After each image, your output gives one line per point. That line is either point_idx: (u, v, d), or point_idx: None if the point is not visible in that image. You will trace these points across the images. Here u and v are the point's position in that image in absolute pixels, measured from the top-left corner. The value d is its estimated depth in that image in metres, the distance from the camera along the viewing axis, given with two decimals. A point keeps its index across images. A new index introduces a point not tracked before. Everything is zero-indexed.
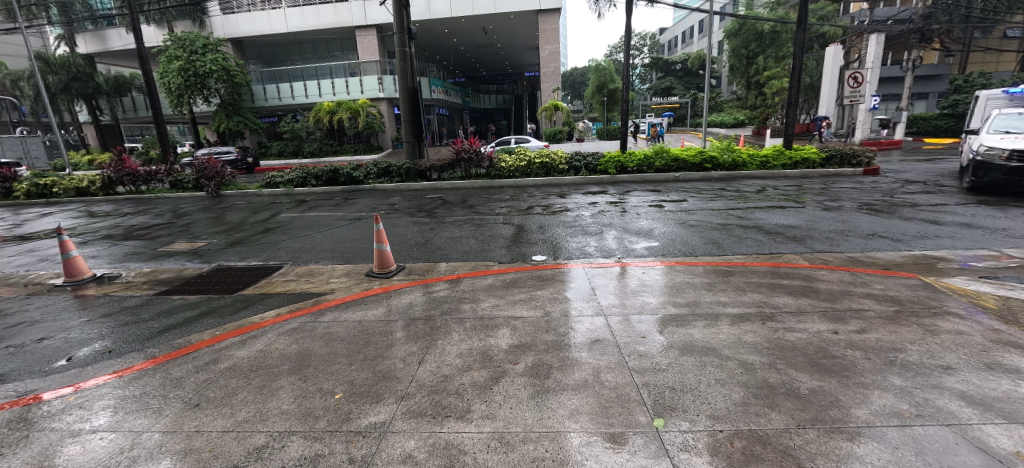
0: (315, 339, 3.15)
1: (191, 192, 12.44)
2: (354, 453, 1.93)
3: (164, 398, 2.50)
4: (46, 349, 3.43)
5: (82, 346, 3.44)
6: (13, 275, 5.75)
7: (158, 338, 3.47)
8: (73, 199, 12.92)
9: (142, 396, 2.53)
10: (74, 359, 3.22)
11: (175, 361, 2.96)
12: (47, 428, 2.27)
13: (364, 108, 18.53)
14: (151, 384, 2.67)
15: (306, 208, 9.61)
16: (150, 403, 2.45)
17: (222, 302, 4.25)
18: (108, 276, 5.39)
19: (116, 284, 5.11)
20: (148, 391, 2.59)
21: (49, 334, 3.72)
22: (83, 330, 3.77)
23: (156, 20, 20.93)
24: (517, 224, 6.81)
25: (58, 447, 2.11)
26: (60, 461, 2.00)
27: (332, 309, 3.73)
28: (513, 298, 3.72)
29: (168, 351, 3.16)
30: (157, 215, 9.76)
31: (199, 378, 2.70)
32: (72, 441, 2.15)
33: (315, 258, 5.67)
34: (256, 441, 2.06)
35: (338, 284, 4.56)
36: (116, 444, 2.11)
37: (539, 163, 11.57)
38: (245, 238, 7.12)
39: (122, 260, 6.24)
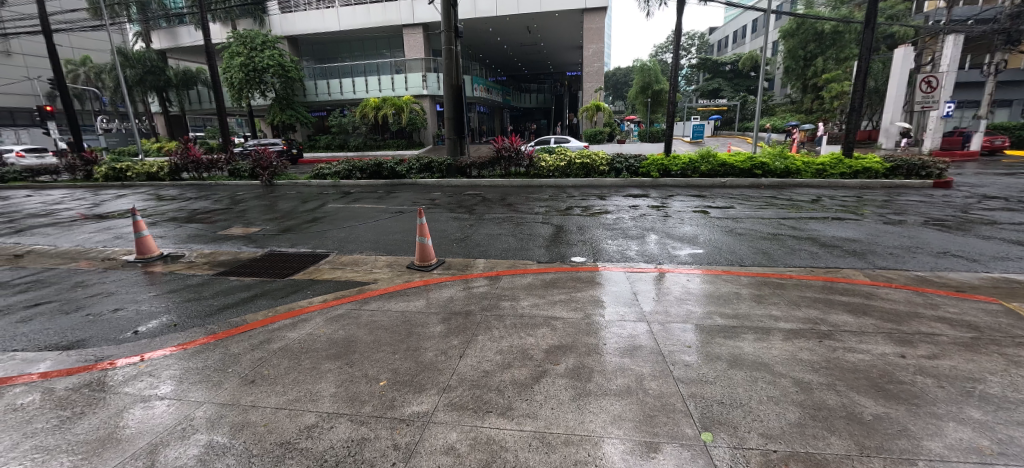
0: (365, 326, 3.28)
1: (246, 181, 13.26)
2: (399, 440, 1.99)
3: (223, 372, 2.67)
4: (120, 319, 3.75)
5: (152, 318, 3.74)
6: (92, 250, 6.30)
7: (216, 316, 3.70)
8: (144, 183, 14.09)
9: (204, 369, 2.72)
10: (143, 330, 3.51)
11: (232, 338, 3.16)
12: (120, 392, 2.49)
13: (407, 104, 19.06)
14: (212, 358, 2.86)
15: (351, 198, 10.08)
16: (212, 376, 2.63)
17: (274, 285, 4.50)
18: (172, 256, 5.83)
19: (181, 262, 5.55)
20: (209, 364, 2.78)
21: (123, 306, 4.07)
22: (152, 303, 4.10)
23: (222, 18, 22.42)
24: (556, 225, 6.77)
25: (131, 410, 2.30)
26: (132, 424, 2.18)
27: (377, 298, 3.86)
28: (553, 298, 3.70)
29: (227, 328, 3.37)
30: (215, 200, 10.50)
31: (255, 356, 2.87)
32: (142, 406, 2.34)
33: (362, 247, 5.95)
34: (307, 420, 2.16)
35: (381, 274, 4.70)
36: (182, 412, 2.27)
37: (579, 163, 11.51)
38: (293, 226, 7.49)
39: (186, 240, 6.74)
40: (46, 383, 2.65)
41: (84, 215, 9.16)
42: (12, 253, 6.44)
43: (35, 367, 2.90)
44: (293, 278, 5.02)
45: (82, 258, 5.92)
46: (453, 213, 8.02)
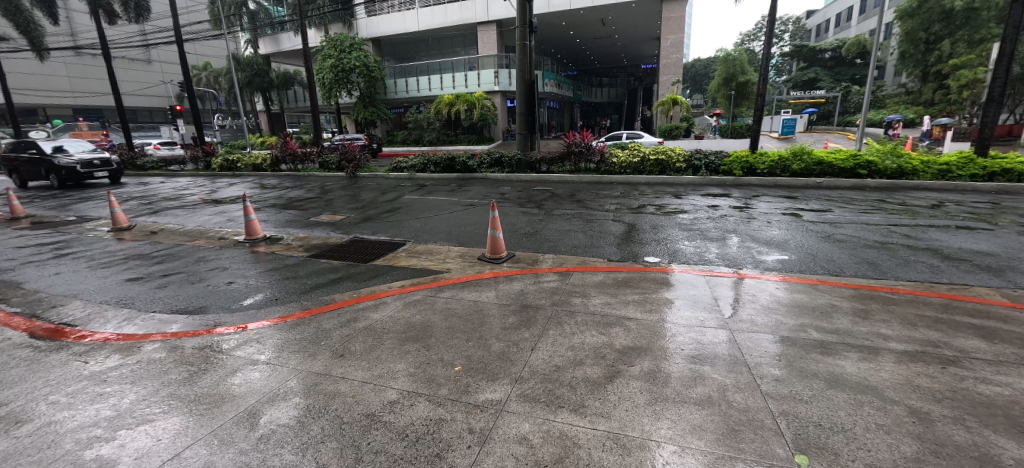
0: (440, 313, 3.43)
1: (334, 173, 14.40)
2: (473, 425, 2.08)
3: (317, 344, 2.95)
4: (232, 290, 4.29)
5: (258, 291, 4.23)
6: (211, 230, 7.25)
7: (309, 293, 4.10)
8: (251, 172, 15.86)
9: (300, 341, 3.02)
10: (251, 301, 3.98)
11: (323, 315, 3.47)
12: (233, 355, 2.84)
13: (479, 100, 19.43)
14: (307, 332, 3.16)
15: (426, 190, 10.56)
16: (308, 348, 2.91)
17: (358, 269, 4.85)
18: (273, 238, 6.52)
19: (280, 244, 6.19)
20: (305, 336, 3.08)
21: (235, 279, 4.64)
22: (257, 278, 4.63)
23: (317, 24, 24.50)
24: (627, 223, 6.56)
25: (242, 373, 2.61)
26: (245, 386, 2.48)
27: (450, 287, 4.02)
28: (626, 298, 3.60)
29: (318, 305, 3.71)
30: (308, 190, 11.55)
31: (344, 332, 3.12)
32: (251, 370, 2.65)
33: (435, 237, 6.22)
34: (389, 396, 2.33)
35: (453, 264, 4.89)
36: (284, 378, 2.55)
37: (654, 159, 11.01)
38: (373, 215, 8.02)
39: (283, 225, 7.48)
40: (179, 341, 3.12)
41: (204, 200, 10.55)
42: (150, 230, 7.59)
43: (170, 327, 3.42)
44: (374, 263, 5.39)
45: (203, 237, 6.83)
46: (523, 207, 8.09)
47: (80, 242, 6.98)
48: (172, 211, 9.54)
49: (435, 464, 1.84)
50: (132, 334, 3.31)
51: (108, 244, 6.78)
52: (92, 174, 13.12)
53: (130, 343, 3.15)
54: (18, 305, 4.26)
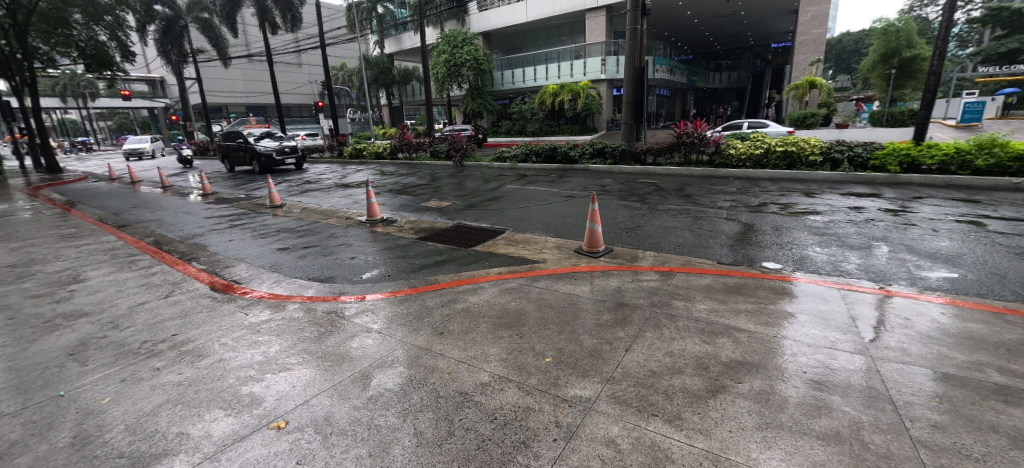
0: (535, 303, 3.48)
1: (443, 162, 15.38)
2: (562, 419, 2.08)
3: (420, 321, 3.20)
4: (355, 264, 4.86)
5: (374, 267, 4.72)
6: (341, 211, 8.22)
7: (417, 272, 4.44)
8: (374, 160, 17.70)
9: (407, 315, 3.31)
10: (369, 275, 4.47)
11: (426, 293, 3.75)
12: (352, 322, 3.23)
13: (584, 89, 19.21)
14: (413, 307, 3.45)
15: (528, 180, 10.74)
16: (413, 323, 3.18)
17: (460, 253, 5.12)
18: (390, 220, 7.20)
19: (395, 225, 6.80)
20: (412, 311, 3.37)
21: (357, 254, 5.26)
22: (374, 255, 5.16)
23: (434, 22, 26.14)
24: (744, 223, 5.92)
25: (358, 339, 2.96)
26: (360, 351, 2.81)
27: (546, 278, 4.03)
28: (737, 307, 3.26)
29: (423, 284, 4.02)
30: (420, 177, 12.52)
31: (444, 312, 3.34)
32: (365, 337, 2.99)
33: (534, 227, 6.30)
34: (481, 378, 2.45)
35: (550, 255, 4.89)
36: (391, 349, 2.82)
37: (780, 151, 9.84)
38: (476, 203, 8.39)
39: (398, 208, 8.20)
40: (312, 305, 3.63)
41: (336, 184, 11.99)
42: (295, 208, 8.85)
43: (306, 292, 4.00)
44: (475, 248, 5.65)
45: (335, 216, 7.81)
46: (625, 201, 7.78)
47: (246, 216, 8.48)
48: (313, 193, 11.10)
49: (520, 450, 1.90)
50: (279, 295, 3.95)
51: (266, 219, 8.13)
52: (284, 160, 16.26)
53: (277, 301, 3.76)
54: (204, 264, 5.34)
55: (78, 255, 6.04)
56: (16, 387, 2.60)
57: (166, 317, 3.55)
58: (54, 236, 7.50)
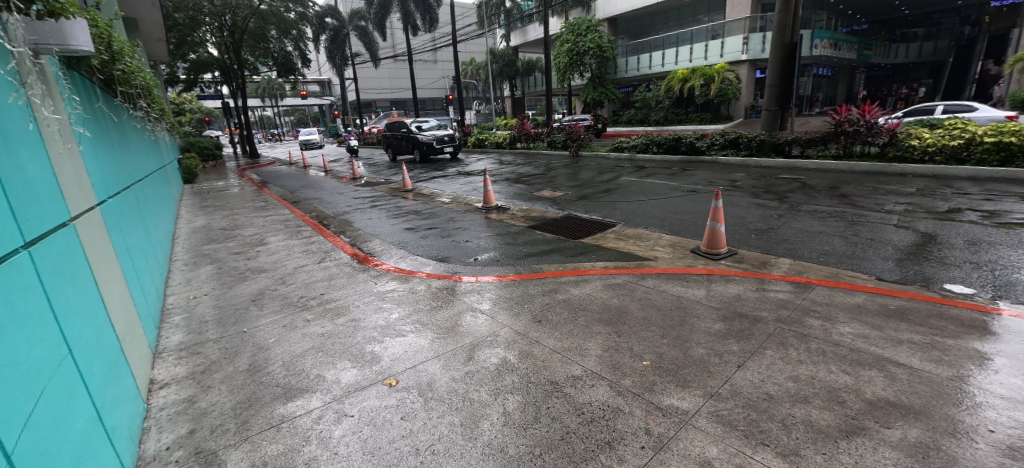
0: (641, 302, 3.69)
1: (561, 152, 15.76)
2: (652, 426, 2.31)
3: (523, 308, 3.81)
4: (467, 247, 5.82)
5: (484, 250, 5.64)
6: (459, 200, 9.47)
7: (521, 260, 5.08)
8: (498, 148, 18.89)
9: (514, 301, 3.96)
10: (478, 259, 5.39)
11: (529, 281, 4.39)
12: (464, 302, 4.08)
13: (719, 72, 17.87)
14: (518, 294, 4.10)
15: (644, 171, 10.47)
16: (522, 312, 3.74)
17: (568, 245, 5.22)
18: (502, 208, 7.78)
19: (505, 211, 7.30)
20: (522, 298, 3.95)
21: (472, 238, 6.22)
22: (484, 239, 6.09)
23: (560, 11, 26.13)
24: (923, 232, 4.85)
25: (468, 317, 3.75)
26: (467, 328, 3.57)
27: (654, 277, 4.18)
28: (899, 337, 2.88)
29: (523, 271, 4.75)
30: (537, 165, 13.04)
31: (544, 301, 3.88)
32: (473, 317, 3.77)
33: (638, 220, 6.16)
34: (571, 370, 2.88)
35: (666, 258, 4.63)
36: (496, 333, 3.44)
37: (993, 140, 7.66)
38: (588, 191, 8.46)
39: (512, 197, 8.52)
40: (446, 286, 4.50)
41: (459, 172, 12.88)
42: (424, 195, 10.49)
43: (441, 272, 4.90)
44: (583, 240, 5.81)
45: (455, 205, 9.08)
46: (754, 196, 7.07)
47: (386, 202, 10.35)
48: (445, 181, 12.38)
49: (603, 451, 2.17)
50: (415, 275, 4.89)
51: (399, 208, 9.58)
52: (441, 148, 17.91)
53: (411, 282, 4.71)
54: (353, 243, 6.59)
55: (271, 229, 7.85)
56: (223, 324, 4.03)
57: (327, 287, 4.70)
58: (250, 213, 9.90)
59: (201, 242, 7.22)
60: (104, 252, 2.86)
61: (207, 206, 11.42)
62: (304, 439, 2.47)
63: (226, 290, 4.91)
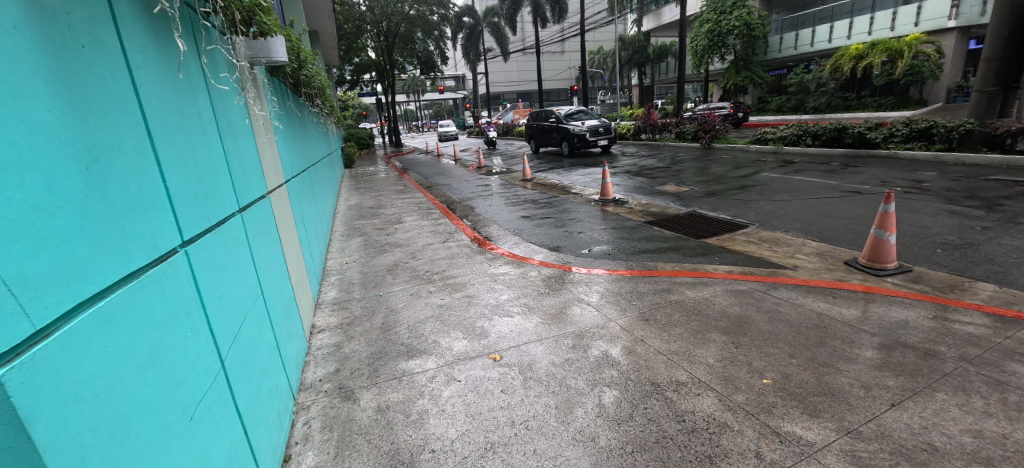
0: (749, 391, 3.96)
1: (690, 170, 15.36)
2: None
3: (641, 364, 4.55)
4: (582, 290, 6.53)
5: (597, 295, 6.32)
6: (574, 226, 10.20)
7: (631, 315, 5.63)
8: (623, 160, 19.06)
9: (633, 356, 4.72)
10: (592, 302, 6.11)
11: (647, 339, 5.01)
12: (589, 349, 4.92)
13: (909, 47, 18.51)
14: (640, 350, 4.81)
15: (785, 208, 9.88)
16: (625, 382, 4.27)
17: (687, 302, 5.81)
18: (636, 251, 8.19)
19: (638, 260, 7.70)
20: (628, 368, 4.49)
21: (587, 279, 6.95)
22: (599, 283, 6.75)
23: None
24: None
25: (597, 366, 4.58)
26: (597, 375, 4.42)
27: (760, 348, 4.62)
28: (999, 447, 3.12)
29: (637, 324, 5.38)
30: (664, 189, 13.05)
31: (661, 360, 4.58)
32: (601, 366, 4.58)
33: (794, 283, 6.11)
34: (679, 425, 3.64)
35: (774, 330, 4.94)
36: (617, 382, 4.28)
37: None
38: (719, 239, 8.44)
39: (627, 235, 9.14)
40: (566, 337, 5.22)
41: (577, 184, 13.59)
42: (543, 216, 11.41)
43: (567, 320, 5.64)
44: (699, 290, 6.17)
45: (570, 231, 9.85)
46: (917, 262, 6.42)
47: (534, 216, 11.44)
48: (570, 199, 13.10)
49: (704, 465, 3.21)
50: (551, 317, 5.75)
51: (542, 226, 10.46)
52: (598, 141, 20.31)
53: (551, 323, 5.59)
54: (499, 268, 7.65)
55: (424, 242, 9.42)
56: (383, 341, 5.41)
57: (472, 320, 5.79)
58: (416, 217, 11.77)
59: (369, 252, 9.01)
60: (266, 232, 4.23)
61: (371, 204, 13.86)
62: (480, 443, 3.62)
63: (383, 312, 6.30)
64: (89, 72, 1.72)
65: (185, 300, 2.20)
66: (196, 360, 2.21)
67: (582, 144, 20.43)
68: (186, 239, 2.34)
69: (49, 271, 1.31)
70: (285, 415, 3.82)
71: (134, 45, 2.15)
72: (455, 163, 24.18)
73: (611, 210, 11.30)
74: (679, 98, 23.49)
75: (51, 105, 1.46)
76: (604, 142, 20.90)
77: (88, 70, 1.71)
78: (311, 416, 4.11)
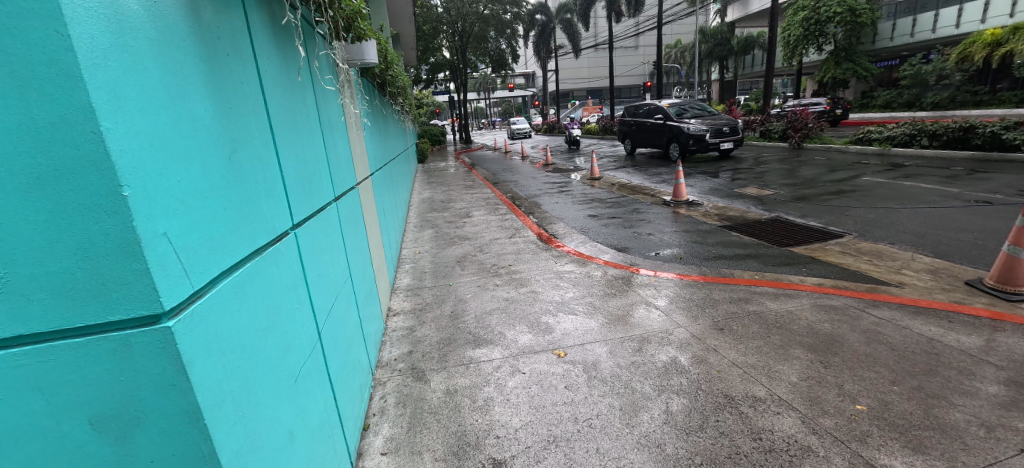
0: (839, 416, 3.64)
1: (776, 172, 14.22)
2: None
3: (714, 374, 4.34)
4: (648, 293, 6.36)
5: (663, 299, 6.12)
6: (643, 227, 9.91)
7: (701, 322, 5.39)
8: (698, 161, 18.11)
9: (704, 365, 4.52)
10: (658, 306, 5.93)
11: (721, 349, 4.76)
12: (656, 353, 4.79)
13: None
14: (713, 360, 4.59)
15: (890, 217, 8.83)
16: (695, 391, 4.11)
17: (766, 314, 5.44)
18: (710, 257, 7.77)
19: (712, 266, 7.30)
20: (699, 377, 4.32)
21: (655, 282, 6.74)
22: (667, 287, 6.53)
23: None
24: None
25: (666, 372, 4.44)
26: (665, 382, 4.29)
27: (852, 370, 4.21)
28: None
29: (709, 332, 5.13)
30: (744, 192, 12.21)
31: (737, 373, 4.34)
32: (670, 373, 4.43)
33: (897, 302, 5.47)
34: (756, 443, 3.44)
35: (870, 352, 4.47)
36: (687, 391, 4.13)
37: None
38: (806, 248, 7.76)
39: (699, 239, 8.71)
40: (632, 339, 5.12)
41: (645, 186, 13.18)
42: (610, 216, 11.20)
43: (632, 322, 5.52)
44: (777, 303, 5.75)
45: (638, 232, 9.59)
46: None
47: (601, 215, 11.25)
48: (639, 199, 12.71)
49: None
50: (616, 318, 5.67)
51: (609, 226, 10.26)
52: (722, 144, 16.85)
53: (616, 325, 5.50)
54: (564, 266, 7.67)
55: (491, 237, 9.66)
56: (451, 329, 5.68)
57: (536, 315, 5.87)
58: (484, 212, 12.09)
59: (440, 244, 9.45)
60: (354, 220, 4.62)
61: (441, 198, 14.44)
62: (544, 435, 3.69)
63: (452, 301, 6.58)
64: (233, 74, 2.02)
65: (294, 276, 2.50)
66: (302, 328, 2.52)
67: (699, 147, 16.76)
68: (295, 223, 2.65)
69: (210, 240, 1.57)
70: (365, 388, 4.17)
71: (264, 52, 2.49)
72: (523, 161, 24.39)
73: (683, 213, 10.80)
74: (766, 95, 21.86)
75: (211, 101, 1.75)
76: (727, 144, 17.19)
77: (233, 72, 2.01)
78: (387, 391, 4.44)
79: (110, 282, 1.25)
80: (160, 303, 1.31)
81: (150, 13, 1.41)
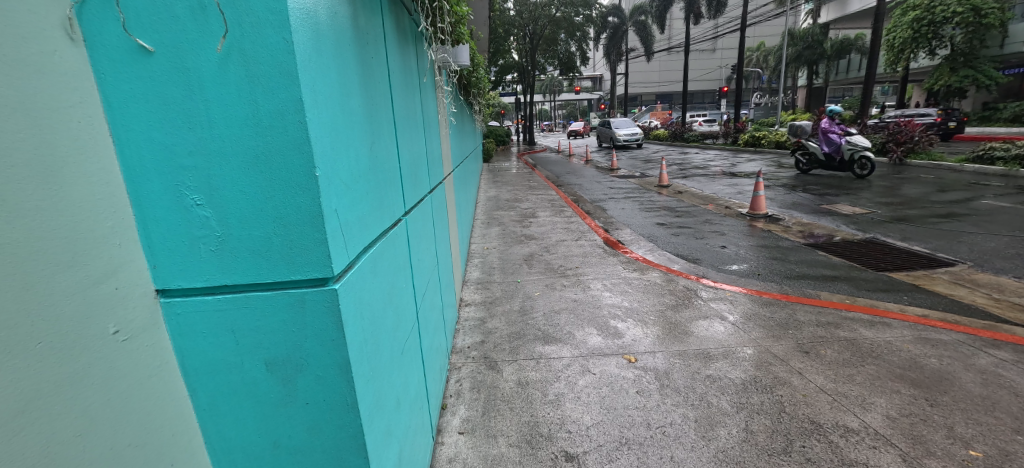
0: (948, 459, 3.30)
1: (874, 188, 12.92)
2: None
3: (797, 398, 4.08)
4: (719, 306, 6.12)
5: (734, 314, 5.86)
6: (713, 238, 9.50)
7: (779, 341, 5.12)
8: (779, 174, 16.93)
9: (786, 386, 4.28)
10: (729, 320, 5.70)
11: (807, 374, 4.45)
12: (729, 369, 4.60)
13: None
14: (796, 382, 4.32)
15: (1016, 247, 7.73)
16: (777, 413, 3.90)
17: (858, 341, 5.01)
18: (792, 275, 7.26)
19: (794, 285, 6.83)
20: (782, 399, 4.09)
21: (725, 296, 6.47)
22: (739, 302, 6.24)
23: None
24: None
25: (745, 389, 4.25)
26: (744, 400, 4.10)
27: (965, 412, 3.78)
28: None
29: (789, 353, 4.85)
30: (833, 208, 11.22)
31: (824, 399, 4.06)
32: (750, 391, 4.23)
33: (1022, 344, 4.80)
34: None
35: (987, 395, 3.99)
36: (768, 411, 3.93)
37: None
38: (908, 274, 7.01)
39: (778, 256, 8.21)
40: (704, 353, 4.95)
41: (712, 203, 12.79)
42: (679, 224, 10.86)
43: (704, 335, 5.34)
44: (864, 328, 5.32)
45: (709, 243, 9.20)
46: None
47: (670, 224, 10.90)
48: (712, 209, 12.14)
49: None
50: (686, 328, 5.52)
51: (679, 236, 9.90)
52: None
53: (686, 336, 5.34)
54: (630, 272, 7.56)
55: (557, 238, 9.71)
56: (517, 324, 5.83)
57: (605, 319, 5.85)
58: (549, 213, 12.17)
59: (507, 241, 9.65)
60: (441, 214, 4.93)
61: (507, 197, 14.75)
62: (613, 437, 3.70)
63: (520, 297, 6.74)
64: (376, 75, 2.27)
65: (405, 259, 2.75)
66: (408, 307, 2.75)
67: None
68: (405, 212, 2.90)
69: (361, 219, 1.82)
70: (444, 371, 4.41)
71: (393, 55, 2.75)
72: (587, 164, 24.08)
73: (760, 226, 10.18)
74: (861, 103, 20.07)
75: (363, 98, 2.00)
76: None
77: (375, 73, 2.26)
78: (463, 376, 4.67)
79: (296, 247, 1.50)
80: (330, 268, 1.54)
81: (335, 22, 1.69)
